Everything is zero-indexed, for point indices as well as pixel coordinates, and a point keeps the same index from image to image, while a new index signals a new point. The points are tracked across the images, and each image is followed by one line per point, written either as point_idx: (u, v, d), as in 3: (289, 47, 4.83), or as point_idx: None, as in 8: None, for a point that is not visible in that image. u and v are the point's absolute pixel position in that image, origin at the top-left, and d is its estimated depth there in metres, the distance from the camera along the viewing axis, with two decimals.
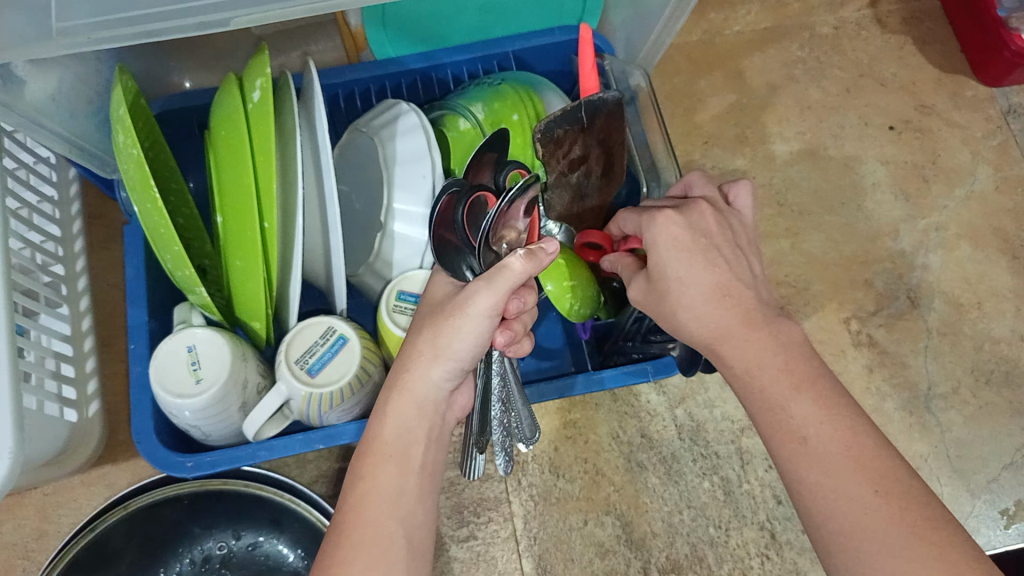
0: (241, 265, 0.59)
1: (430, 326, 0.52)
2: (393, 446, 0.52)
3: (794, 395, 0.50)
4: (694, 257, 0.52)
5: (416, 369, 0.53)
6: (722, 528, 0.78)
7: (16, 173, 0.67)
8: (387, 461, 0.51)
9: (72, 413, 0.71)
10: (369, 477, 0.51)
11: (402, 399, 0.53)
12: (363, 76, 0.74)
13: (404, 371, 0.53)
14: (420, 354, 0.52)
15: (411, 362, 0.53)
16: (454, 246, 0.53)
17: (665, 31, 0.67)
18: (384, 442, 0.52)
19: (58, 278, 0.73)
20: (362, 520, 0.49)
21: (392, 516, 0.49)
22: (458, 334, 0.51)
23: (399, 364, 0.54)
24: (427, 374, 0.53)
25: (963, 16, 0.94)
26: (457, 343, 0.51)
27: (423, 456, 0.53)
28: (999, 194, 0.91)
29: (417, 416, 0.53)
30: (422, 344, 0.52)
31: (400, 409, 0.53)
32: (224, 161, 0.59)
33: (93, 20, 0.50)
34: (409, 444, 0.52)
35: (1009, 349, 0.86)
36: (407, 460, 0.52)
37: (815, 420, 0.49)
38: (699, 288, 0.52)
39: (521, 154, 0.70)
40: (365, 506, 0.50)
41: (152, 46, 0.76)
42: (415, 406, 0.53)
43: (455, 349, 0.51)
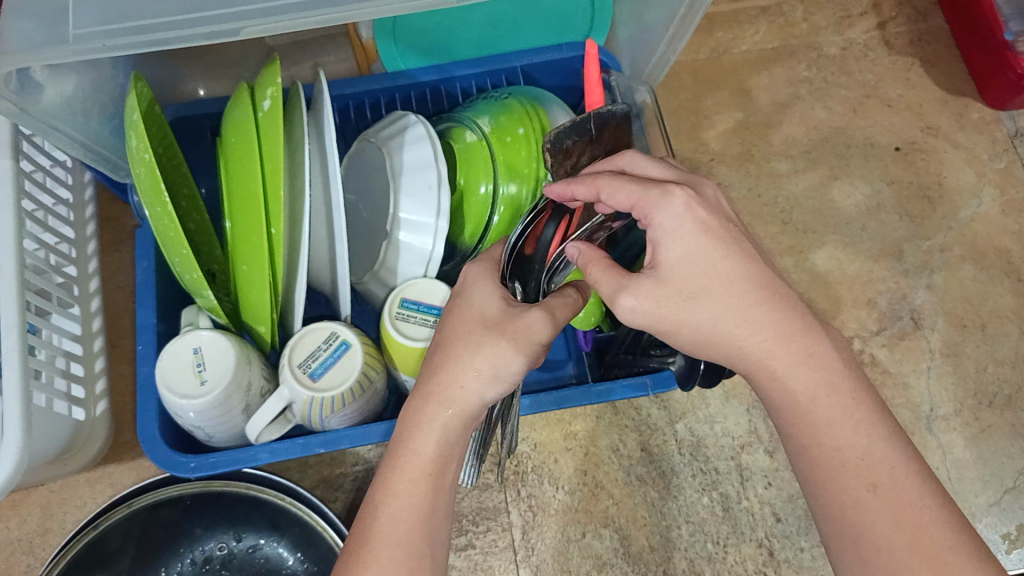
0: (248, 270, 0.61)
1: (493, 344, 0.50)
2: (430, 463, 0.49)
3: (830, 423, 0.47)
4: (722, 255, 0.47)
5: (471, 387, 0.50)
6: (719, 543, 0.78)
7: (34, 176, 0.69)
8: (422, 477, 0.48)
9: (80, 412, 0.72)
10: (402, 495, 0.48)
11: (452, 416, 0.49)
12: (373, 88, 0.75)
13: (453, 385, 0.50)
14: (479, 375, 0.50)
15: (465, 378, 0.50)
16: (527, 259, 0.58)
17: (669, 49, 0.68)
18: (426, 459, 0.49)
19: (71, 279, 0.74)
20: (392, 540, 0.47)
21: (424, 536, 0.47)
22: (520, 354, 0.50)
23: (447, 376, 0.50)
24: (484, 395, 0.50)
25: (969, 40, 0.94)
26: (517, 366, 0.50)
27: (456, 474, 0.50)
28: (1004, 215, 0.91)
29: (460, 431, 0.50)
30: (483, 362, 0.50)
31: (454, 425, 0.50)
32: (234, 168, 0.60)
33: (108, 28, 0.52)
34: (447, 460, 0.49)
35: (1012, 371, 0.85)
36: (440, 477, 0.49)
37: (860, 443, 0.46)
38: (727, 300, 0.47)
39: (527, 167, 0.69)
40: (396, 528, 0.47)
41: (168, 54, 0.78)
42: (463, 421, 0.50)
43: (513, 372, 0.50)
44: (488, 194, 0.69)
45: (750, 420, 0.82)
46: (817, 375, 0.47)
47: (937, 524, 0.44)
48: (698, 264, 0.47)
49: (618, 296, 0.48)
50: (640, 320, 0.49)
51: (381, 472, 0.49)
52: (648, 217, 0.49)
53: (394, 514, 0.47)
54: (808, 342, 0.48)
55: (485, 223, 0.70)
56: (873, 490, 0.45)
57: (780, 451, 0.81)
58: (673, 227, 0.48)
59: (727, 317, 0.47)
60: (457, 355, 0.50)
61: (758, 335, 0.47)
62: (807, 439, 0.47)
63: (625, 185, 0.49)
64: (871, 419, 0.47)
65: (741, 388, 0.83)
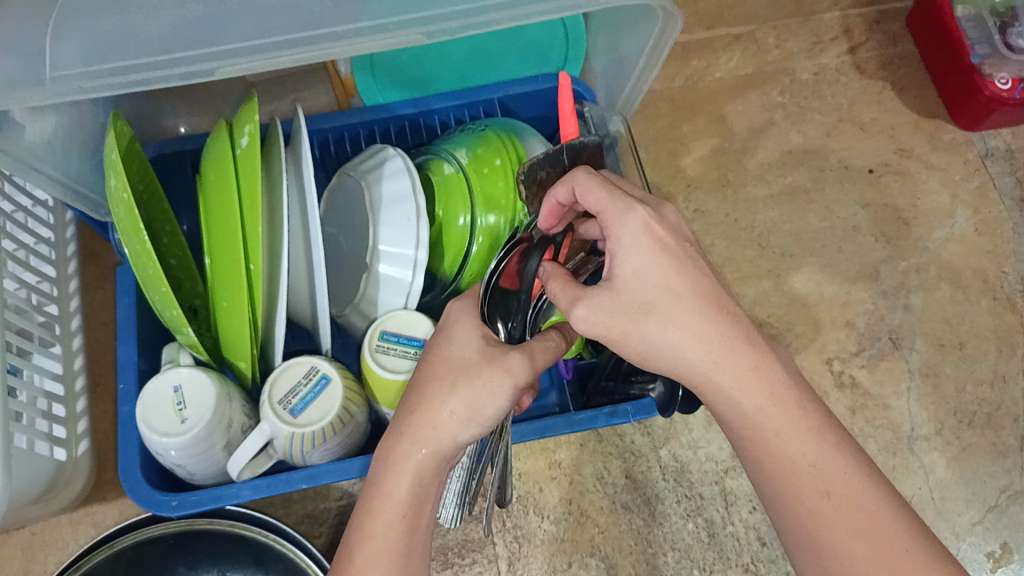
0: (228, 306, 0.61)
1: (467, 386, 0.50)
2: (407, 504, 0.49)
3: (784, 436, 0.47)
4: (677, 274, 0.47)
5: (445, 427, 0.50)
6: (706, 570, 0.78)
7: (13, 217, 0.69)
8: (399, 518, 0.49)
9: (61, 452, 0.71)
10: (379, 536, 0.48)
11: (425, 455, 0.50)
12: (352, 122, 0.76)
13: (429, 426, 0.50)
14: (453, 415, 0.50)
15: (439, 419, 0.50)
16: (510, 293, 0.57)
17: (640, 78, 0.70)
18: (400, 500, 0.49)
19: (52, 318, 0.74)
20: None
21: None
22: (494, 398, 0.50)
23: (421, 416, 0.50)
24: (457, 435, 0.50)
25: (939, 64, 0.96)
26: (492, 409, 0.50)
27: (432, 514, 0.50)
28: (979, 235, 0.92)
29: (434, 471, 0.50)
30: (456, 403, 0.50)
31: (428, 465, 0.50)
32: (213, 205, 0.61)
33: (89, 70, 0.53)
34: (423, 500, 0.50)
35: (992, 390, 0.86)
36: (417, 519, 0.49)
37: (815, 453, 0.46)
38: (679, 319, 0.47)
39: (505, 197, 0.70)
40: (373, 569, 0.47)
41: (148, 93, 0.79)
42: (436, 462, 0.50)
43: (489, 415, 0.50)
44: (466, 225, 0.70)
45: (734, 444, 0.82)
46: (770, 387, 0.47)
47: (897, 541, 0.44)
48: (653, 281, 0.47)
49: (573, 308, 0.48)
50: (593, 334, 0.48)
51: (359, 514, 0.50)
52: (609, 229, 0.49)
53: (372, 554, 0.47)
54: (756, 358, 0.47)
55: (465, 253, 0.71)
56: (826, 498, 0.45)
57: None
58: (633, 244, 0.48)
59: (683, 340, 0.47)
60: (429, 398, 0.51)
61: (707, 352, 0.47)
62: (763, 452, 0.47)
63: (596, 189, 0.50)
64: (822, 428, 0.47)
65: None
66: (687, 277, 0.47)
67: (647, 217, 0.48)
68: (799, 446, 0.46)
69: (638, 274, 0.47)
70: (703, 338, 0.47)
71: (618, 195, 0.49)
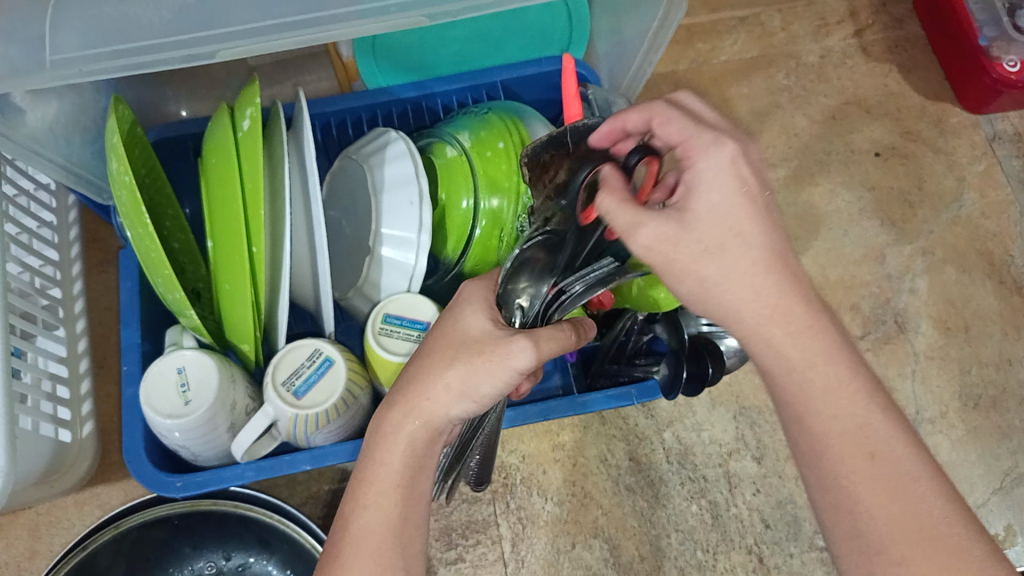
0: (230, 288, 0.61)
1: (464, 361, 0.50)
2: (401, 475, 0.50)
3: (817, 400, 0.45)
4: (752, 220, 0.47)
5: (438, 399, 0.50)
6: (709, 551, 0.78)
7: (17, 200, 0.69)
8: (391, 489, 0.49)
9: (65, 434, 0.72)
10: (371, 506, 0.49)
11: (417, 425, 0.50)
12: (354, 105, 0.76)
13: (422, 398, 0.50)
14: (447, 389, 0.50)
15: (432, 391, 0.50)
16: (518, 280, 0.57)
17: (645, 61, 0.69)
18: (392, 471, 0.49)
19: (56, 301, 0.74)
20: (363, 552, 0.48)
21: (393, 546, 0.48)
22: (491, 378, 0.49)
23: (414, 389, 0.50)
24: (449, 408, 0.50)
25: (946, 46, 0.96)
26: (487, 387, 0.50)
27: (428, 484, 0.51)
28: (985, 218, 0.92)
29: (427, 445, 0.50)
30: (453, 378, 0.50)
31: (419, 436, 0.50)
32: (215, 188, 0.61)
33: (87, 53, 0.52)
34: (417, 470, 0.50)
35: (997, 373, 0.86)
36: (411, 489, 0.50)
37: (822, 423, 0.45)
38: (745, 258, 0.46)
39: (507, 180, 0.69)
40: (367, 539, 0.48)
41: (150, 76, 0.79)
42: (428, 435, 0.50)
43: (483, 392, 0.50)
44: (469, 209, 0.70)
45: (737, 427, 0.82)
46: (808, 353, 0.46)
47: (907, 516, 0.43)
48: (728, 220, 0.46)
49: (636, 231, 0.46)
50: (651, 261, 0.47)
51: (354, 484, 0.50)
52: (690, 159, 0.49)
53: (367, 523, 0.48)
54: (813, 317, 0.46)
55: (467, 236, 0.71)
56: (871, 459, 0.43)
57: (767, 457, 0.81)
58: (715, 172, 0.47)
59: (738, 285, 0.46)
60: (424, 374, 0.51)
61: (761, 303, 0.46)
62: None
63: (678, 124, 0.51)
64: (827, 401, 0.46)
65: (728, 395, 0.83)
66: (757, 216, 0.47)
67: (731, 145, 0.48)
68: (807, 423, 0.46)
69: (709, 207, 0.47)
70: (758, 290, 0.46)
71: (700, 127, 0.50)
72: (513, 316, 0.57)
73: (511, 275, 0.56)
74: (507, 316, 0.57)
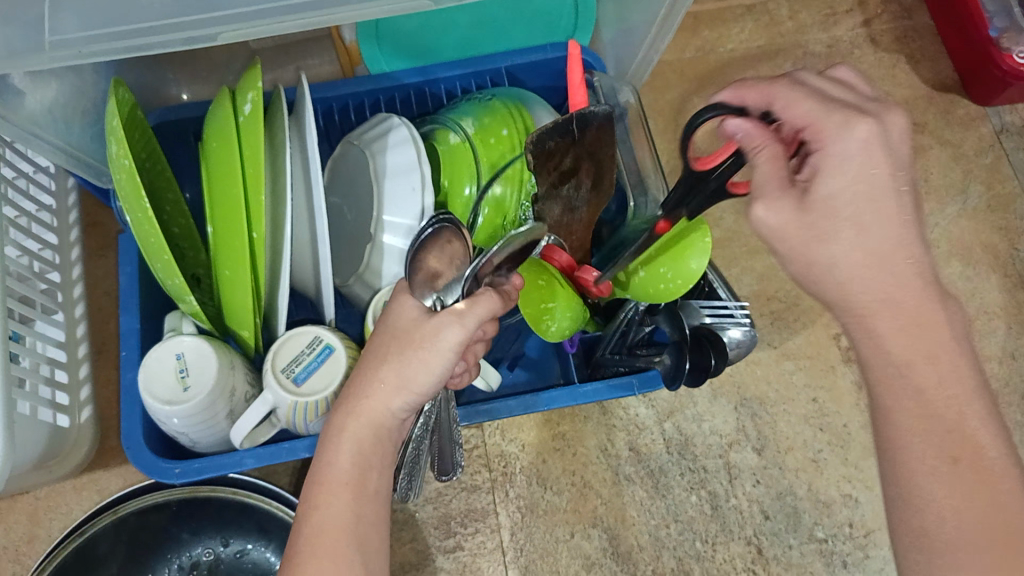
0: (229, 274, 0.60)
1: (396, 355, 0.50)
2: (350, 472, 0.49)
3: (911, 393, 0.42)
4: (898, 207, 0.43)
5: (377, 396, 0.50)
6: (708, 542, 0.78)
7: (15, 183, 0.69)
8: (341, 488, 0.49)
9: (64, 419, 0.71)
10: (323, 505, 0.49)
11: (361, 424, 0.50)
12: (357, 90, 0.75)
13: (363, 397, 0.50)
14: (385, 384, 0.50)
15: (372, 388, 0.50)
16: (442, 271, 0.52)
17: (651, 48, 0.68)
18: (340, 469, 0.49)
19: (54, 285, 0.74)
20: (317, 551, 0.47)
21: (347, 543, 0.48)
22: (426, 367, 0.49)
23: (356, 387, 0.50)
24: (387, 402, 0.50)
25: (955, 37, 0.95)
26: (424, 376, 0.49)
27: (381, 481, 0.50)
28: (991, 211, 0.91)
29: (371, 442, 0.50)
30: (387, 373, 0.50)
31: (364, 433, 0.50)
32: (215, 173, 0.60)
33: (88, 34, 0.51)
34: (367, 468, 0.50)
35: (1001, 367, 0.86)
36: (363, 485, 0.50)
37: None
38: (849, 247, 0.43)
39: (510, 167, 0.69)
40: (321, 537, 0.48)
41: (150, 59, 0.78)
42: (374, 432, 0.50)
43: (420, 382, 0.49)
44: (472, 195, 0.69)
45: (738, 418, 0.82)
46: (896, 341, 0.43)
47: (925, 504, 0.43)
48: (882, 196, 0.43)
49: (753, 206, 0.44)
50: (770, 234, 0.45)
51: (307, 486, 0.50)
52: (822, 141, 0.44)
53: (318, 521, 0.48)
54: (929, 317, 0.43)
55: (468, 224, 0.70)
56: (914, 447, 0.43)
57: (768, 449, 0.81)
58: (861, 144, 0.43)
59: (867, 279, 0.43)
60: (365, 372, 0.51)
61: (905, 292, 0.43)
62: None
63: (803, 102, 0.45)
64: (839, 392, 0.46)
65: (729, 386, 0.83)
66: (901, 211, 0.43)
67: (871, 127, 0.44)
68: None
69: (838, 192, 0.43)
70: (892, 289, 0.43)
71: (830, 108, 0.45)
72: (436, 301, 0.52)
73: (410, 270, 0.50)
74: (427, 304, 0.52)
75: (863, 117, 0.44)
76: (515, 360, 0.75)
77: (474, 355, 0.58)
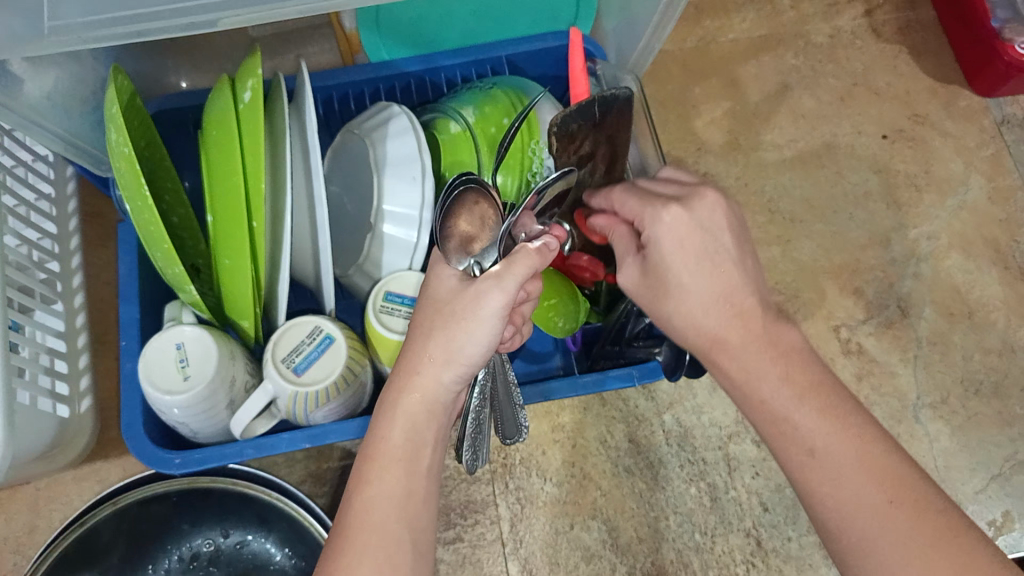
0: (230, 264, 0.60)
1: (442, 329, 0.51)
2: (403, 448, 0.51)
3: (783, 395, 0.49)
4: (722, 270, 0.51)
5: (428, 372, 0.52)
6: (707, 533, 0.78)
7: (14, 171, 0.68)
8: (395, 464, 0.51)
9: (64, 409, 0.71)
10: (376, 481, 0.50)
11: (414, 399, 0.52)
12: (357, 79, 0.74)
13: (414, 373, 0.52)
14: (433, 360, 0.52)
15: (422, 364, 0.52)
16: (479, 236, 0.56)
17: (654, 37, 0.68)
18: (393, 445, 0.51)
19: (54, 275, 0.73)
20: (369, 526, 0.49)
21: (399, 520, 0.49)
22: (471, 336, 0.51)
23: (407, 363, 0.53)
24: (440, 377, 0.52)
25: (958, 28, 0.94)
26: (470, 347, 0.51)
27: (433, 456, 0.53)
28: (992, 204, 0.91)
29: (425, 420, 0.52)
30: (434, 349, 0.51)
31: (418, 409, 0.52)
32: (214, 162, 0.59)
33: (85, 21, 0.51)
34: (419, 445, 0.52)
35: (999, 360, 0.86)
36: (414, 462, 0.52)
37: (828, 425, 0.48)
38: (687, 298, 0.51)
39: (513, 157, 0.68)
40: (373, 512, 0.49)
41: (149, 47, 0.77)
42: (427, 408, 0.52)
43: (467, 353, 0.51)
44: None
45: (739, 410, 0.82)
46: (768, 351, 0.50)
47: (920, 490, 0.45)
48: (706, 261, 0.51)
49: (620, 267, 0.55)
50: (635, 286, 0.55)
51: (358, 461, 0.52)
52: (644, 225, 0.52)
53: (370, 497, 0.50)
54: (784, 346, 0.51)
55: None
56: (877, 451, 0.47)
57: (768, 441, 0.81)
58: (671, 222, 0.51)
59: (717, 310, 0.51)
60: (414, 349, 0.53)
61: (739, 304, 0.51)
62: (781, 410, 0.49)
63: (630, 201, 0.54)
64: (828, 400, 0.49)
65: None
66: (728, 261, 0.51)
67: (678, 212, 0.51)
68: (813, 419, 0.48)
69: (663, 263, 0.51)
70: (751, 319, 0.51)
71: (650, 200, 0.53)
72: (472, 264, 0.55)
73: (443, 235, 0.54)
74: (462, 268, 0.54)
75: (672, 203, 0.52)
76: (517, 351, 0.74)
77: (521, 317, 0.59)
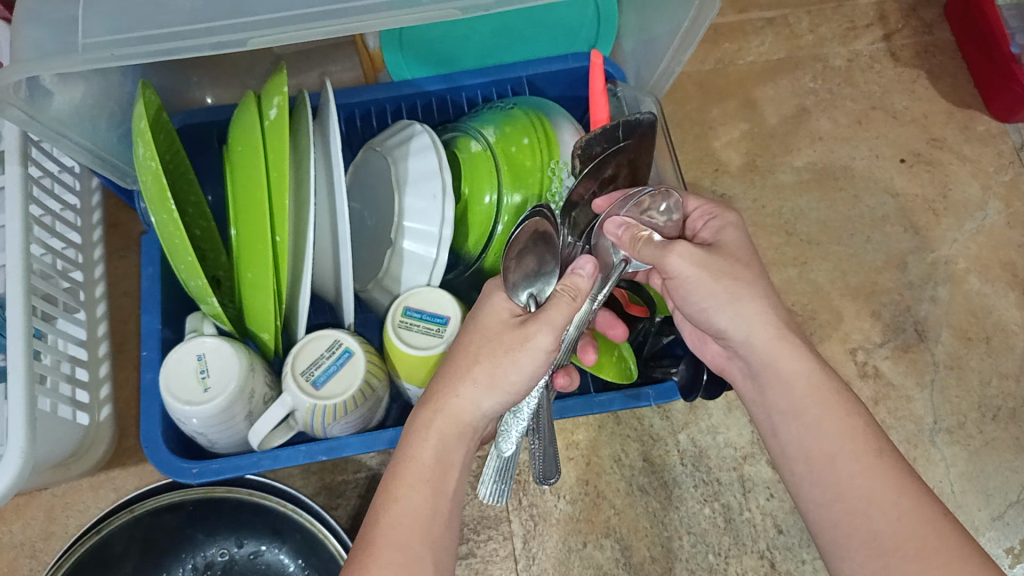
0: (252, 277, 0.60)
1: (489, 356, 0.52)
2: (431, 469, 0.52)
3: (815, 418, 0.52)
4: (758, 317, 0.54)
5: (467, 395, 0.52)
6: (721, 555, 0.78)
7: (41, 182, 0.69)
8: (422, 482, 0.51)
9: (83, 417, 0.72)
10: (403, 497, 0.51)
11: (447, 421, 0.52)
12: (379, 96, 0.75)
13: (451, 395, 0.52)
14: (476, 383, 0.52)
15: (462, 387, 0.52)
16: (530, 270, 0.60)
17: (674, 60, 0.68)
18: (424, 463, 0.52)
19: (76, 285, 0.74)
20: (393, 542, 0.49)
21: (423, 540, 0.50)
22: (519, 367, 0.52)
23: (445, 386, 0.53)
24: (479, 402, 0.52)
25: (977, 55, 0.95)
26: (515, 374, 0.52)
27: (458, 480, 0.53)
28: (1009, 228, 0.91)
29: (457, 440, 0.53)
30: (479, 371, 0.52)
31: (449, 434, 0.52)
32: (239, 177, 0.60)
33: (117, 38, 0.52)
34: (446, 467, 0.52)
35: (1016, 385, 0.85)
36: (441, 484, 0.52)
37: (854, 448, 0.50)
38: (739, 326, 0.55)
39: (532, 177, 0.69)
40: (398, 528, 0.50)
41: (176, 62, 0.78)
42: (459, 429, 0.53)
43: (512, 382, 0.52)
44: (492, 203, 0.69)
45: (753, 431, 0.82)
46: (776, 382, 0.54)
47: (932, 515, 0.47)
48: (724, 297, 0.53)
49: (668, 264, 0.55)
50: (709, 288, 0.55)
51: (387, 476, 0.52)
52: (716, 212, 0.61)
53: (397, 514, 0.50)
54: (826, 379, 0.54)
55: (490, 233, 0.70)
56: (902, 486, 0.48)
57: None
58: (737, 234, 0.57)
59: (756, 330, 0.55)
60: (455, 367, 0.53)
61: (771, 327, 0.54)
62: (817, 428, 0.52)
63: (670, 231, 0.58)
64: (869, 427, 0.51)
65: None
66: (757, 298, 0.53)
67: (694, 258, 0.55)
68: (841, 446, 0.50)
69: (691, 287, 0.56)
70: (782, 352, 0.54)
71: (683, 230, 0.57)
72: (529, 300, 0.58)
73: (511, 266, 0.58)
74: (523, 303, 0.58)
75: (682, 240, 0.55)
76: None
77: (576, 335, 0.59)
